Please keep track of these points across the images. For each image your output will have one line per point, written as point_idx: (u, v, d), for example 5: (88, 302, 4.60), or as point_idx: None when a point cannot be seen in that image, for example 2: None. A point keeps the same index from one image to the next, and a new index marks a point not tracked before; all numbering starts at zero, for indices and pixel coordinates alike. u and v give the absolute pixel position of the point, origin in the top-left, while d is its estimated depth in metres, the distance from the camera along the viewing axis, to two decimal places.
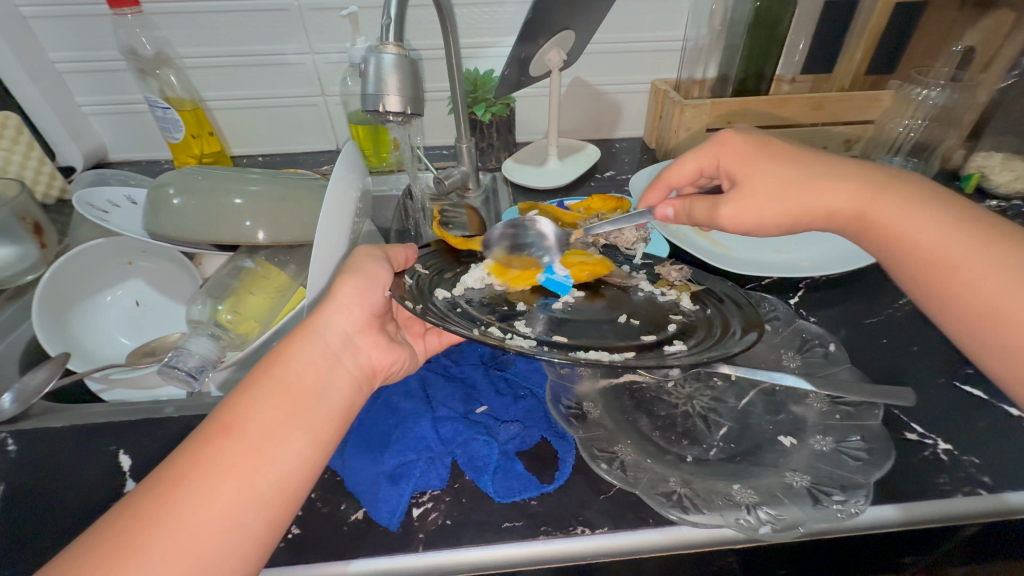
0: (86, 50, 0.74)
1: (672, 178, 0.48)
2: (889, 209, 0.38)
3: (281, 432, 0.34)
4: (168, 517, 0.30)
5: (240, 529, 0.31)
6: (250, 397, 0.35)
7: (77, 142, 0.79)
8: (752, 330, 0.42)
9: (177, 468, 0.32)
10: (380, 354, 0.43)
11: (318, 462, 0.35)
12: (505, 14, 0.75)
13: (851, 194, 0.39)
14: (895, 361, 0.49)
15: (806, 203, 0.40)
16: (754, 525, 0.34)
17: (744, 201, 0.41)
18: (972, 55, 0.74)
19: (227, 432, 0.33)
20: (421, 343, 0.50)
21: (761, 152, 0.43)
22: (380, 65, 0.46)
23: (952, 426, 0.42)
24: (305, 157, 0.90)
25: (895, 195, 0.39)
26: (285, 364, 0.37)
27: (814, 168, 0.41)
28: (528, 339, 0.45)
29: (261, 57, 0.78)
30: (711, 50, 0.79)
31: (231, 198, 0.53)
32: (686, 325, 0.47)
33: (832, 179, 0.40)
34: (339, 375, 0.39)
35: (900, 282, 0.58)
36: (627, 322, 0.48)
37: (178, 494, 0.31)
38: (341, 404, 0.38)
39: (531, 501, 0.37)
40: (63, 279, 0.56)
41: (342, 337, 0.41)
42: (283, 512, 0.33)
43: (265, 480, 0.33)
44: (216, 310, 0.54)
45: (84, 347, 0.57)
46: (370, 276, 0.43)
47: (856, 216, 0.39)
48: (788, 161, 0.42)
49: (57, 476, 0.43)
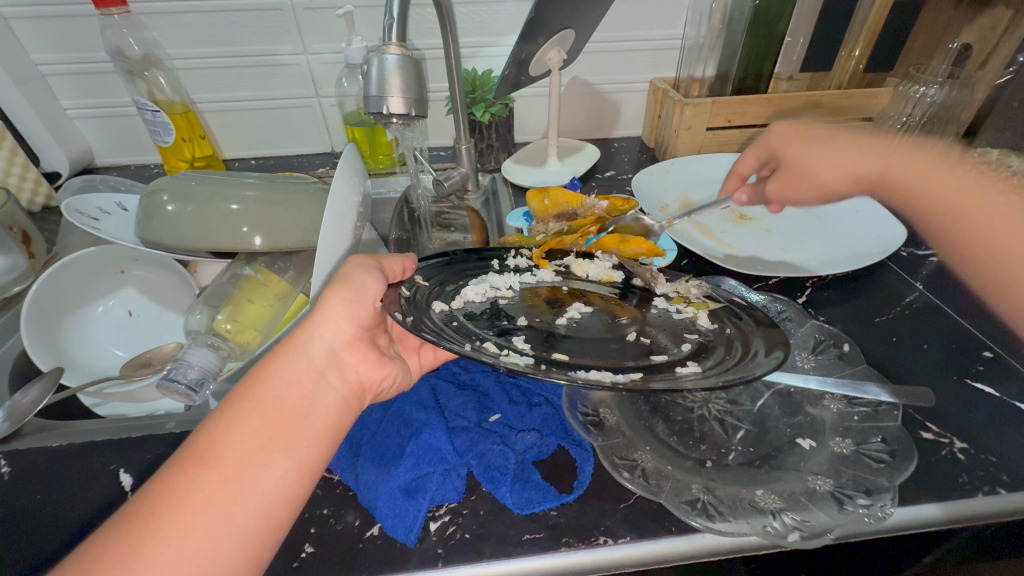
0: (70, 52, 0.71)
1: (740, 167, 0.59)
2: (905, 168, 0.46)
3: (262, 457, 0.33)
4: (136, 556, 0.28)
5: (216, 564, 0.29)
6: (229, 422, 0.34)
7: (63, 148, 0.76)
8: (776, 351, 0.40)
9: (151, 499, 0.30)
10: (370, 369, 0.42)
11: (301, 487, 0.34)
12: (504, 14, 0.74)
13: (865, 163, 0.49)
14: (906, 360, 0.49)
15: (833, 172, 0.51)
16: (781, 532, 0.33)
17: (789, 180, 0.52)
18: (967, 52, 0.75)
19: (204, 460, 0.32)
20: (415, 357, 0.48)
21: (797, 137, 0.54)
22: (383, 66, 0.45)
23: (968, 424, 0.42)
24: (299, 160, 0.88)
25: (911, 160, 0.47)
26: (266, 383, 0.36)
27: (838, 147, 0.51)
28: (525, 357, 0.43)
29: (254, 58, 0.76)
30: (710, 49, 0.78)
31: (227, 204, 0.52)
32: (702, 344, 0.46)
33: (851, 154, 0.50)
34: (325, 393, 0.38)
35: (905, 281, 0.58)
36: (635, 340, 0.47)
37: (149, 529, 0.29)
38: (328, 423, 0.37)
39: (551, 512, 0.36)
40: (53, 291, 0.54)
41: (328, 352, 0.39)
42: (263, 544, 0.31)
43: (244, 509, 0.31)
44: (215, 319, 0.53)
45: (78, 360, 0.56)
46: (359, 286, 0.41)
47: (880, 180, 0.48)
48: (817, 142, 0.53)
49: (57, 496, 0.41)
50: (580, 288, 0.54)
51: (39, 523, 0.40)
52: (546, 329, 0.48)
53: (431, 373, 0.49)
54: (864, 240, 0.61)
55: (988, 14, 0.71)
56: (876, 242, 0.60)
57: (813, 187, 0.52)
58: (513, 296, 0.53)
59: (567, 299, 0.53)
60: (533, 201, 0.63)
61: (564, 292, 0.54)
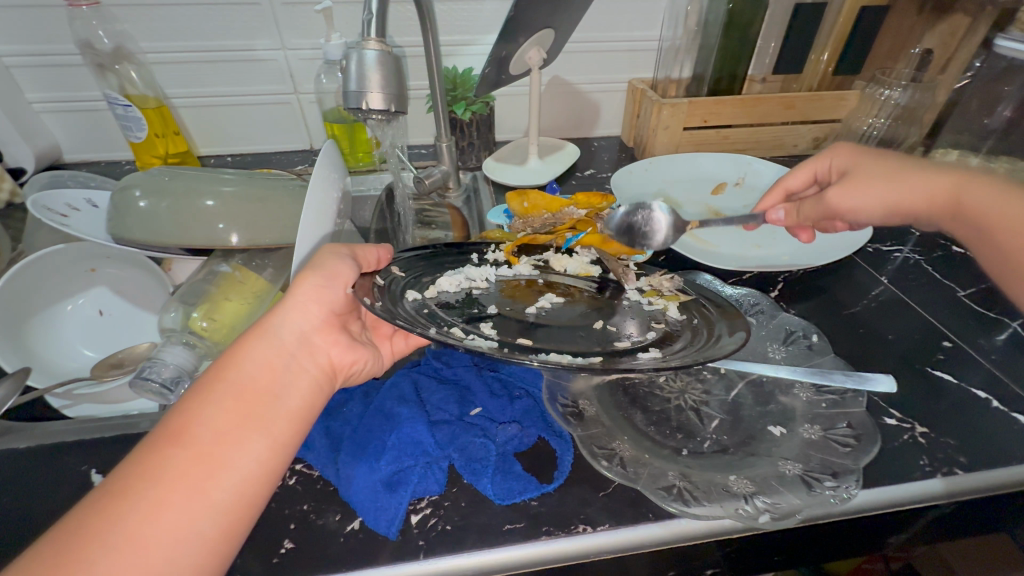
0: (36, 44, 0.69)
1: (789, 182, 0.53)
2: (980, 194, 0.42)
3: (237, 435, 0.33)
4: (114, 531, 0.28)
5: (194, 538, 0.29)
6: (202, 401, 0.33)
7: (28, 143, 0.74)
8: (739, 330, 0.42)
9: (124, 478, 0.30)
10: (342, 353, 0.41)
11: (278, 464, 0.34)
12: (484, 12, 0.75)
13: (941, 186, 0.42)
14: (872, 350, 0.51)
15: (910, 189, 0.43)
16: (753, 514, 0.35)
17: (854, 185, 0.44)
18: (931, 56, 0.78)
19: (177, 439, 0.31)
20: (387, 345, 0.49)
21: (859, 155, 0.48)
22: (362, 61, 0.45)
23: (928, 411, 0.44)
24: (278, 157, 0.87)
25: (982, 186, 0.42)
26: (238, 364, 0.35)
27: (908, 166, 0.44)
28: (491, 341, 0.43)
29: (229, 53, 0.74)
30: (687, 50, 0.80)
31: (203, 200, 0.51)
32: (668, 333, 0.47)
33: (926, 172, 0.43)
34: (298, 374, 0.37)
35: (871, 275, 0.60)
36: (603, 328, 0.48)
37: (125, 505, 0.29)
38: (302, 403, 0.36)
39: (532, 502, 0.37)
40: (19, 289, 0.52)
41: (300, 335, 0.39)
42: (241, 519, 0.31)
43: (221, 486, 0.31)
44: (189, 317, 0.52)
45: (46, 361, 0.54)
46: (331, 271, 0.40)
47: (950, 203, 0.42)
48: (879, 159, 0.46)
49: (24, 498, 0.40)
50: (558, 282, 0.56)
51: (4, 525, 0.38)
52: (516, 318, 0.49)
53: (412, 367, 0.49)
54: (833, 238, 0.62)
55: (950, 20, 0.74)
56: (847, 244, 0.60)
57: (873, 203, 0.43)
58: (489, 287, 0.54)
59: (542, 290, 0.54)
60: (512, 203, 0.62)
61: (540, 284, 0.55)
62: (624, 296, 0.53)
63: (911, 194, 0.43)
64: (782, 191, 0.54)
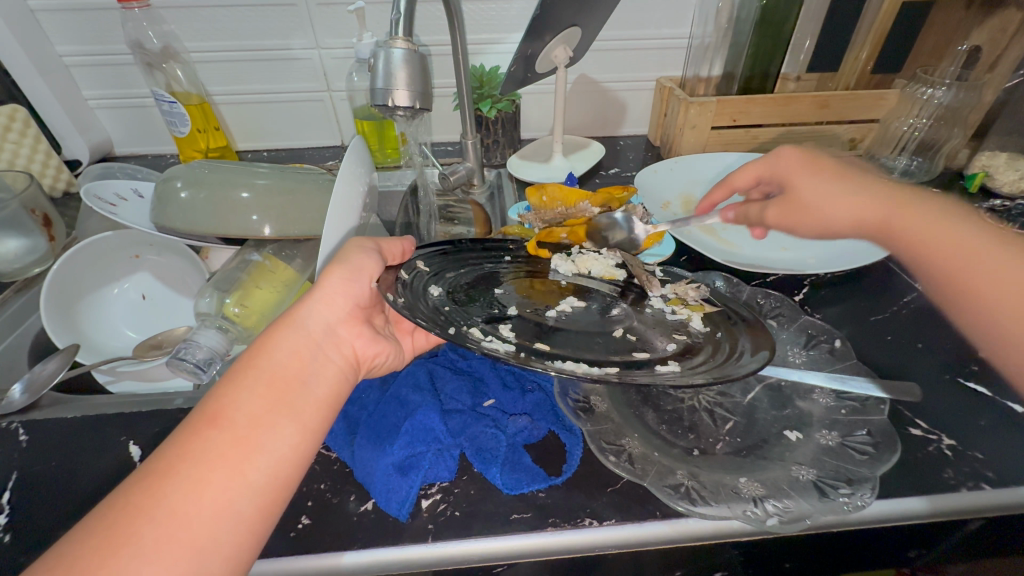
0: (93, 44, 0.74)
1: (736, 182, 0.55)
2: (916, 219, 0.42)
3: (270, 419, 0.34)
4: (159, 507, 0.29)
5: (232, 516, 0.30)
6: (236, 387, 0.34)
7: (83, 136, 0.79)
8: (762, 350, 0.41)
9: (166, 458, 0.31)
10: (365, 345, 0.43)
11: (309, 448, 0.35)
12: (512, 10, 0.75)
13: (873, 209, 0.44)
14: (900, 358, 0.49)
15: (850, 211, 0.45)
16: (761, 517, 0.34)
17: (791, 210, 0.49)
18: (977, 54, 0.74)
19: (215, 422, 0.33)
20: (409, 339, 0.50)
21: (803, 167, 0.50)
22: (389, 59, 0.46)
23: (958, 422, 0.42)
24: (309, 152, 0.90)
25: (918, 207, 0.43)
26: (267, 353, 0.37)
27: (849, 186, 0.47)
28: (508, 344, 0.43)
29: (268, 52, 0.78)
30: (717, 47, 0.79)
31: (238, 191, 0.53)
32: (689, 346, 0.46)
33: (857, 195, 0.46)
34: (324, 364, 0.39)
35: (903, 281, 0.58)
36: (622, 336, 0.48)
37: (167, 485, 0.30)
38: (329, 392, 0.38)
39: (539, 493, 0.38)
40: (70, 271, 0.56)
41: (325, 327, 0.40)
42: (275, 499, 0.33)
43: (257, 466, 0.32)
44: (223, 303, 0.54)
45: (92, 339, 0.58)
46: (357, 266, 0.42)
47: (881, 226, 0.44)
48: (816, 175, 0.49)
49: (69, 463, 0.43)
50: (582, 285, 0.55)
51: (49, 486, 0.41)
52: (534, 320, 0.49)
53: (429, 358, 0.50)
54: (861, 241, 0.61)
55: (999, 15, 0.70)
56: None
57: (815, 226, 0.48)
58: (510, 286, 0.54)
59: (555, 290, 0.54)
60: (532, 197, 0.64)
61: (562, 285, 0.55)
62: (646, 302, 0.53)
63: (847, 219, 0.46)
64: (728, 189, 0.56)
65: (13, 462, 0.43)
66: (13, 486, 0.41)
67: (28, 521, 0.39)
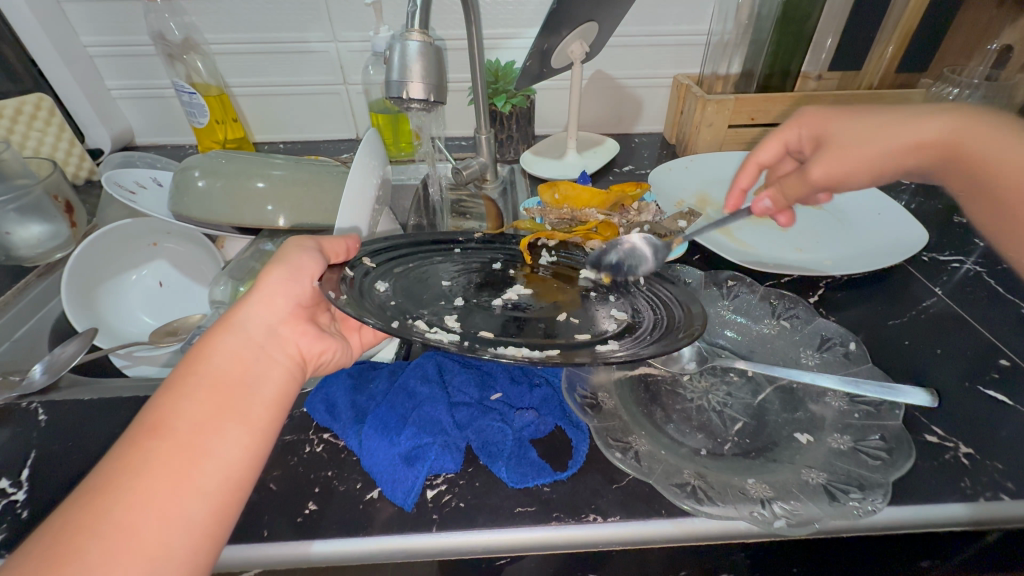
0: (116, 35, 0.75)
1: (761, 156, 0.51)
2: (979, 133, 0.40)
3: (215, 424, 0.32)
4: (100, 521, 0.27)
5: (184, 522, 0.29)
6: (175, 395, 0.32)
7: (105, 125, 0.81)
8: (696, 324, 0.39)
9: (104, 473, 0.29)
10: (311, 344, 0.40)
11: (259, 449, 0.33)
12: (529, 5, 0.75)
13: (931, 136, 0.41)
14: (917, 363, 0.48)
15: (882, 141, 0.42)
16: (769, 519, 0.34)
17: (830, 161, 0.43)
18: (1009, 54, 0.73)
19: (155, 432, 0.31)
20: (356, 337, 0.47)
21: (829, 116, 0.47)
22: (405, 52, 0.46)
23: (976, 431, 0.41)
24: (325, 145, 0.90)
25: (988, 126, 0.40)
26: (205, 358, 0.35)
27: (879, 124, 0.43)
28: (453, 335, 0.42)
29: (285, 45, 0.78)
30: (736, 45, 0.77)
31: (253, 181, 0.54)
32: (630, 325, 0.45)
33: (917, 119, 0.42)
34: (268, 364, 0.37)
35: (922, 286, 0.57)
36: (565, 321, 0.47)
37: (107, 500, 0.28)
38: (275, 392, 0.36)
39: (544, 488, 0.38)
40: (91, 256, 0.57)
41: (266, 328, 0.38)
42: (230, 501, 0.31)
43: (205, 471, 0.30)
44: (237, 292, 0.55)
45: (110, 323, 0.59)
46: (295, 265, 0.40)
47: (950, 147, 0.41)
48: (849, 120, 0.45)
49: (84, 444, 0.44)
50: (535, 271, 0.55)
51: (66, 464, 0.42)
52: (484, 310, 0.49)
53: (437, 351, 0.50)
54: (876, 239, 0.61)
55: None
56: (887, 244, 0.60)
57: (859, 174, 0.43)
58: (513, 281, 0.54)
59: (526, 278, 0.54)
60: (544, 194, 0.64)
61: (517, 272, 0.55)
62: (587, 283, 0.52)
63: (881, 151, 0.42)
64: (755, 166, 0.51)
65: (32, 440, 0.45)
66: (32, 463, 0.43)
67: (44, 498, 0.40)
